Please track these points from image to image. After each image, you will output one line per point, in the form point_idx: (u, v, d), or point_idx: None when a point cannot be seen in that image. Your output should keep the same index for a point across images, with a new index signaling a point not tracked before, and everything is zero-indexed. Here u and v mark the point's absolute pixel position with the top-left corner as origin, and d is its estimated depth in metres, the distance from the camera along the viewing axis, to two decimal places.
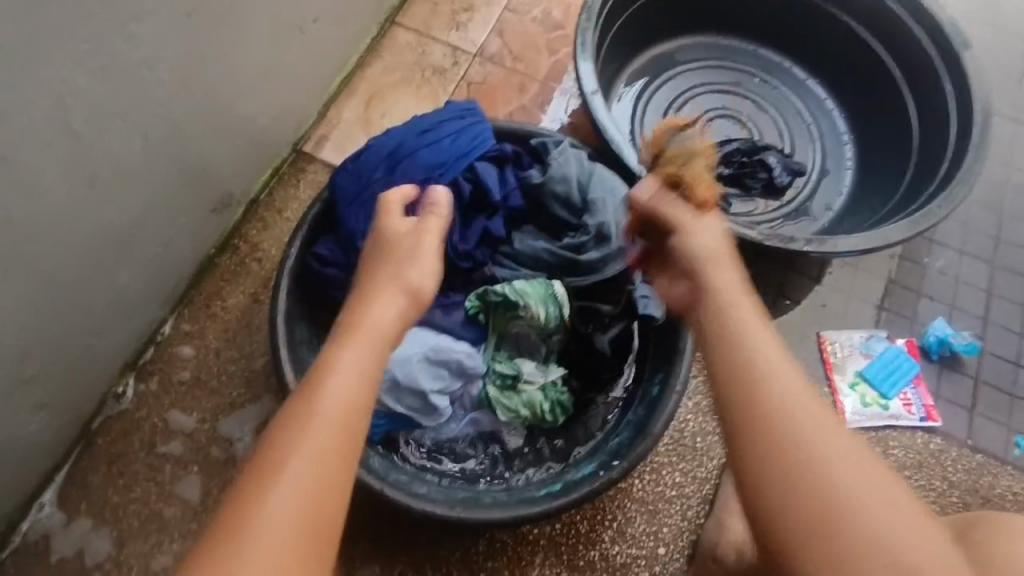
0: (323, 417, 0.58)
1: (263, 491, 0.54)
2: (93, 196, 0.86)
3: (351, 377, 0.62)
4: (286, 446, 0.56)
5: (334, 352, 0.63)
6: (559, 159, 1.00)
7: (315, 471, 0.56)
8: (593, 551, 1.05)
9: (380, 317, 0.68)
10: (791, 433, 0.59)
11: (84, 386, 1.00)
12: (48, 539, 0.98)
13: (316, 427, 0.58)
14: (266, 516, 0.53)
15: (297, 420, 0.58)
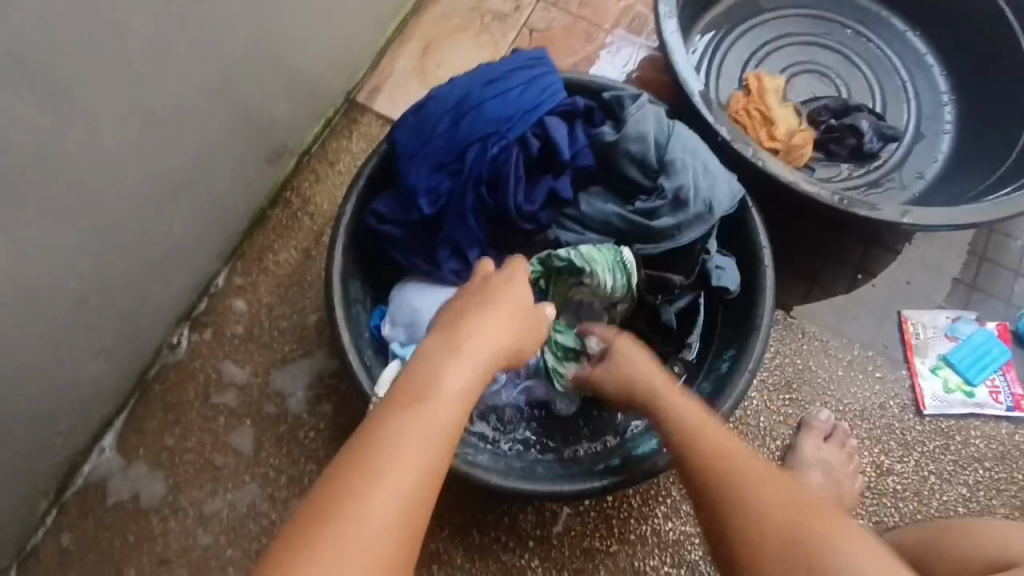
0: (429, 429, 0.56)
1: (367, 485, 0.52)
2: (148, 141, 0.83)
3: (458, 402, 0.59)
4: (388, 451, 0.54)
5: (443, 363, 0.61)
6: (636, 115, 0.92)
7: (417, 480, 0.54)
8: (645, 526, 1.02)
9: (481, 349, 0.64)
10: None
11: (141, 335, 0.99)
12: (108, 482, 1.00)
13: (422, 435, 0.55)
14: (363, 525, 0.51)
15: (402, 430, 0.55)
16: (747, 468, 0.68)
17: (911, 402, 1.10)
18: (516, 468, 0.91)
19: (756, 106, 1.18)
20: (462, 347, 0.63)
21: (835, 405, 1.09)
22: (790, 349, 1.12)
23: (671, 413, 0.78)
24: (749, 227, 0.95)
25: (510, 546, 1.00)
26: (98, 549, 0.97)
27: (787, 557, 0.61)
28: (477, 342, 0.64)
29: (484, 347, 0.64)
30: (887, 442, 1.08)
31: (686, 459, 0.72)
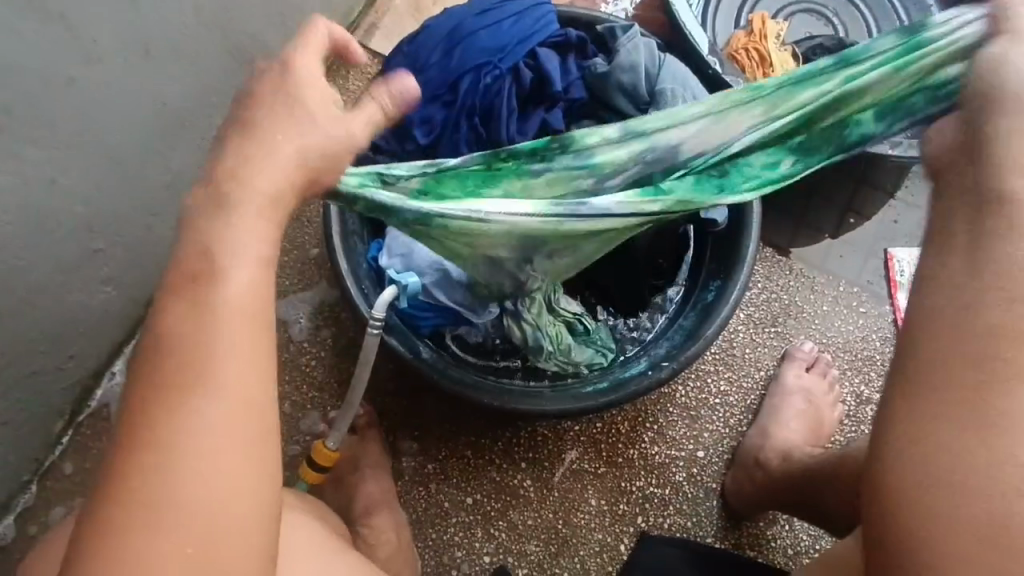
0: (199, 357, 0.48)
1: (158, 435, 0.47)
2: (146, 70, 0.85)
3: (248, 311, 0.49)
4: (189, 395, 0.47)
5: (208, 283, 0.48)
6: (628, 46, 0.93)
7: (221, 401, 0.47)
8: (633, 450, 1.07)
9: (242, 246, 0.49)
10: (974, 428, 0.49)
11: (147, 266, 1.02)
12: (118, 405, 1.05)
13: (196, 365, 0.48)
14: (188, 466, 0.46)
15: (197, 356, 0.48)
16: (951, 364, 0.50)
17: (892, 335, 1.13)
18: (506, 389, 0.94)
19: (756, 47, 1.17)
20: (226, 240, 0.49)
21: (819, 337, 1.13)
22: (778, 285, 1.14)
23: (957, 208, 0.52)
24: None
25: (503, 466, 1.05)
26: None
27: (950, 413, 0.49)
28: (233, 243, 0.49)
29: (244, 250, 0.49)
30: (868, 372, 1.11)
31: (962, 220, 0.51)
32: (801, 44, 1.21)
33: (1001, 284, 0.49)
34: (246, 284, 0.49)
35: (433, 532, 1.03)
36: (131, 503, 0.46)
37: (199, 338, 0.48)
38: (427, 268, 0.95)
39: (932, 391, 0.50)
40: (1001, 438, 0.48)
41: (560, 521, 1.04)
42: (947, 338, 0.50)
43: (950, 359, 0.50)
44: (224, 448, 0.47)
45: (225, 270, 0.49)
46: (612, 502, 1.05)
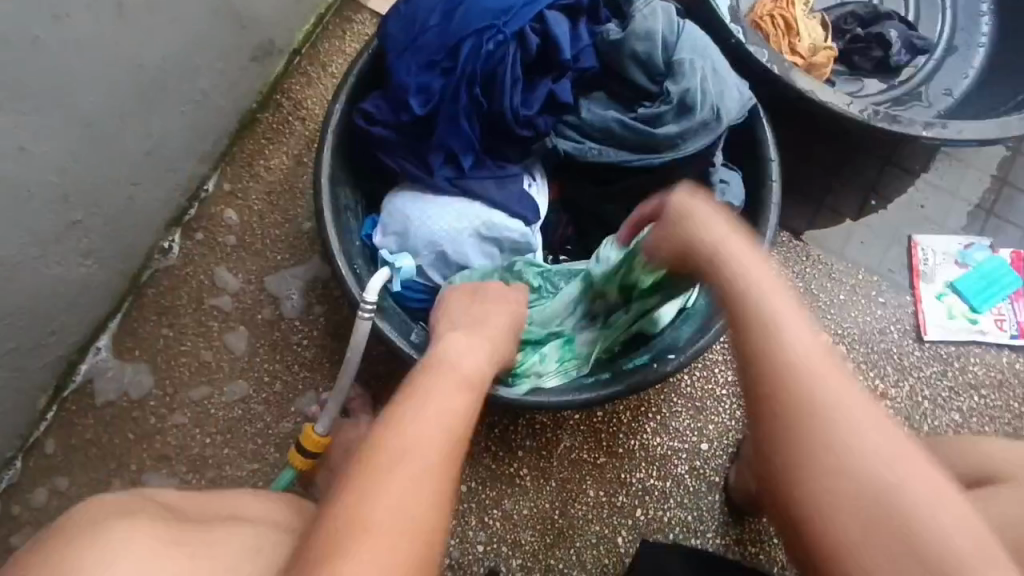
0: (424, 425, 0.61)
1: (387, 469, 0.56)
2: (121, 28, 0.78)
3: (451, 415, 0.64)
4: (398, 462, 0.57)
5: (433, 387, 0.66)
6: (644, 11, 0.86)
7: (422, 466, 0.58)
8: (634, 440, 1.03)
9: (464, 350, 0.75)
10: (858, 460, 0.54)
11: (130, 238, 0.98)
12: (103, 380, 1.02)
13: (423, 426, 0.61)
14: (371, 526, 0.52)
15: (412, 435, 0.60)
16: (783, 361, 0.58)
17: (911, 328, 1.07)
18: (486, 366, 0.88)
19: (782, 14, 1.08)
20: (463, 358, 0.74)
21: (833, 328, 1.07)
22: (793, 272, 1.09)
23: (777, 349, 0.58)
24: (758, 137, 0.91)
25: (499, 454, 1.02)
26: (98, 445, 1.00)
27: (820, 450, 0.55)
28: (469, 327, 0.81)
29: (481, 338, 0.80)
30: (884, 366, 1.06)
31: (766, 391, 0.58)
32: (831, 11, 1.13)
33: (811, 379, 0.57)
34: (484, 357, 0.76)
35: None
36: (325, 544, 0.52)
37: (440, 374, 0.70)
38: (423, 249, 0.91)
39: (755, 389, 0.59)
40: (897, 469, 0.53)
41: (557, 512, 1.01)
42: (786, 354, 0.58)
43: (784, 398, 0.56)
44: (432, 487, 0.57)
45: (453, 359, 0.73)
46: (610, 494, 1.02)
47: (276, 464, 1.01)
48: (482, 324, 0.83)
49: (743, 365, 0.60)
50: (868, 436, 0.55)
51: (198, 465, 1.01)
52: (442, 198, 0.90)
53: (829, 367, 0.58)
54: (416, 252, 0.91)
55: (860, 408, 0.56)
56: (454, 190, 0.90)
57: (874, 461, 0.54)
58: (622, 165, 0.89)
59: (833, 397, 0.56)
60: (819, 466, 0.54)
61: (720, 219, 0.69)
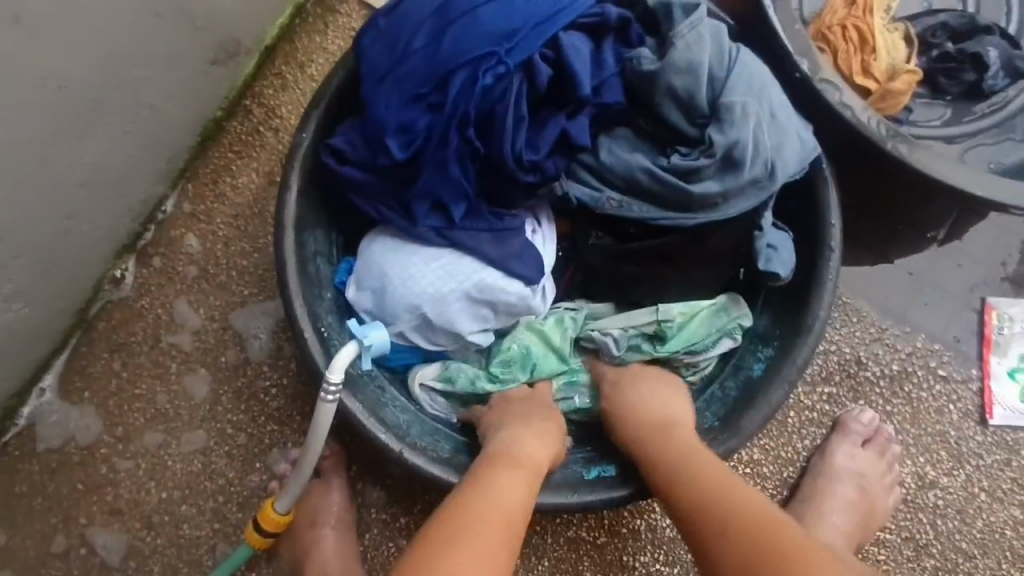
0: (485, 507, 0.60)
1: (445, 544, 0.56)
2: (32, 43, 0.63)
3: (499, 522, 0.59)
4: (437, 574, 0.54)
5: (487, 489, 0.62)
6: (689, 36, 0.67)
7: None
8: (640, 520, 0.91)
9: (519, 446, 0.69)
10: (735, 522, 0.60)
11: (72, 272, 0.85)
12: (49, 425, 0.91)
13: (484, 510, 0.60)
14: None
15: (455, 551, 0.55)
16: (688, 467, 0.67)
17: (975, 408, 0.92)
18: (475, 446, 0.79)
19: (857, 24, 0.88)
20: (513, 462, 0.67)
21: (881, 403, 0.92)
22: (839, 336, 0.93)
23: (675, 457, 0.68)
24: (820, 196, 0.73)
25: None
26: (44, 495, 0.90)
27: (732, 551, 0.58)
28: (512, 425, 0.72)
29: (536, 442, 0.70)
30: (937, 451, 0.91)
31: (659, 475, 0.68)
32: (918, 20, 0.93)
33: (676, 478, 0.67)
34: (545, 449, 0.70)
35: None
36: None
37: (503, 457, 0.68)
38: (401, 311, 0.76)
39: (665, 488, 0.67)
40: (754, 511, 0.60)
41: None
42: (700, 535, 0.62)
43: (688, 509, 0.64)
44: (481, 573, 0.54)
45: (517, 458, 0.68)
46: None
47: (238, 526, 0.91)
48: (536, 421, 0.73)
49: (656, 456, 0.70)
50: (746, 521, 0.59)
51: (154, 522, 0.90)
52: (425, 252, 0.75)
53: (697, 455, 0.68)
54: (393, 316, 0.77)
55: (743, 486, 0.63)
56: (440, 242, 0.75)
57: (755, 521, 0.59)
58: (648, 223, 0.72)
59: (703, 470, 0.66)
60: (734, 559, 0.58)
61: (643, 381, 0.76)
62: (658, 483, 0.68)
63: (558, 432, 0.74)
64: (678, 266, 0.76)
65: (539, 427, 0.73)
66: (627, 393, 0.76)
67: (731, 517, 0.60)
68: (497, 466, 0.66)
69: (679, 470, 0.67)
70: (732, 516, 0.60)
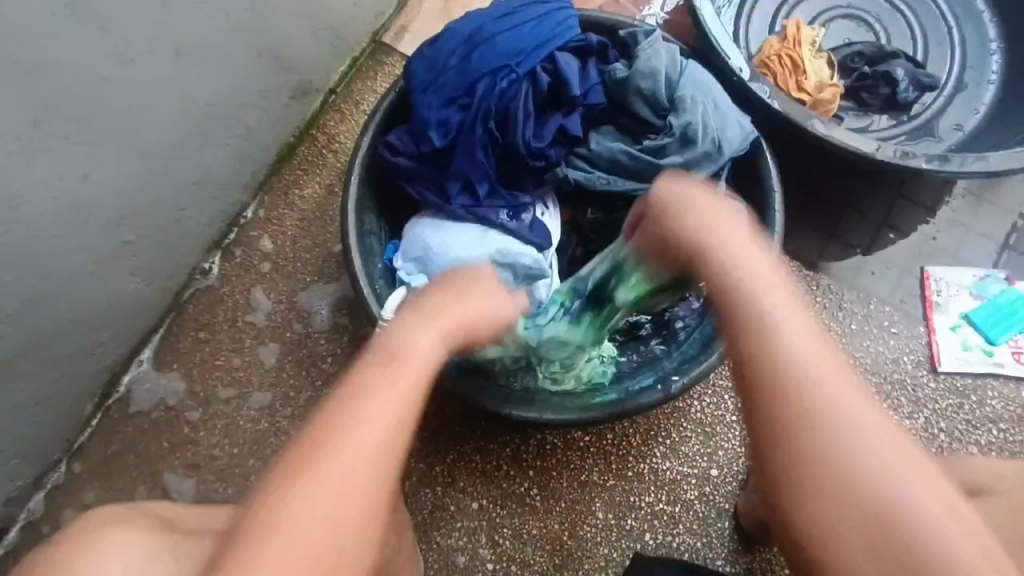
0: (370, 420, 0.68)
1: (308, 474, 0.64)
2: (177, 71, 0.88)
3: (383, 418, 0.68)
4: (327, 450, 0.65)
5: (372, 389, 0.70)
6: (648, 51, 0.91)
7: (342, 464, 0.65)
8: (643, 464, 1.05)
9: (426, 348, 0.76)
10: (852, 423, 0.58)
11: (176, 260, 1.06)
12: (144, 390, 1.09)
13: (342, 440, 0.66)
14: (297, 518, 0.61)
15: (327, 455, 0.65)
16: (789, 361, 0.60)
17: (926, 359, 1.07)
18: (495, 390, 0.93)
19: (789, 54, 1.12)
20: (414, 339, 0.75)
21: (845, 357, 1.08)
22: (803, 301, 1.10)
23: (758, 302, 0.64)
24: (761, 169, 0.93)
25: (511, 472, 1.05)
26: (136, 451, 1.07)
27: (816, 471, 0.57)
28: (430, 327, 0.77)
29: (463, 314, 0.80)
30: (898, 397, 1.06)
31: (752, 374, 0.61)
32: (838, 50, 1.17)
33: (805, 393, 0.59)
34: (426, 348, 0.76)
35: (438, 535, 1.03)
36: (266, 540, 0.60)
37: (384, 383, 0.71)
38: (441, 269, 0.96)
39: (756, 384, 0.61)
40: (883, 456, 0.56)
41: (566, 533, 1.03)
42: (831, 450, 0.57)
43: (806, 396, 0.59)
44: (331, 500, 0.63)
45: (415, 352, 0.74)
46: (620, 517, 1.03)
47: None
48: (419, 340, 0.76)
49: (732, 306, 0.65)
50: (852, 400, 0.59)
51: (226, 474, 1.07)
52: (459, 222, 0.96)
53: (818, 349, 0.61)
54: (433, 274, 0.97)
55: (855, 391, 0.60)
56: (468, 216, 0.96)
57: (831, 397, 0.59)
58: (630, 195, 0.94)
59: (827, 397, 0.59)
60: (811, 456, 0.57)
61: (719, 213, 0.72)
62: (743, 334, 0.63)
63: (447, 336, 0.78)
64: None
65: (455, 312, 0.80)
66: (738, 292, 0.66)
67: (826, 384, 0.59)
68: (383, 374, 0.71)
69: (786, 376, 0.60)
70: (823, 402, 0.58)
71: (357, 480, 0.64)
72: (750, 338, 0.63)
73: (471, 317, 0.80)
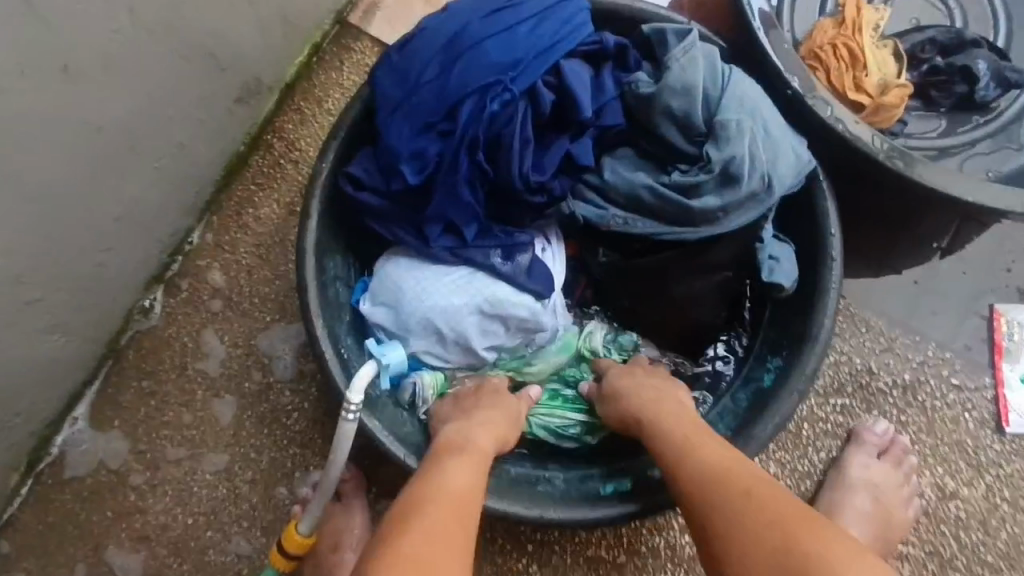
0: (437, 497, 0.59)
1: (409, 526, 0.56)
2: (73, 91, 0.68)
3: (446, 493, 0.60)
4: (418, 505, 0.58)
5: (452, 460, 0.65)
6: (681, 61, 0.71)
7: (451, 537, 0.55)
8: (658, 538, 0.90)
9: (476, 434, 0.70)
10: (743, 542, 0.57)
11: (105, 306, 0.89)
12: (80, 452, 0.94)
13: (436, 493, 0.59)
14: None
15: (420, 520, 0.56)
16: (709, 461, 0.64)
17: (991, 417, 0.92)
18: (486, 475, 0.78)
19: (847, 44, 0.91)
20: (460, 446, 0.67)
21: (895, 414, 0.92)
22: (850, 346, 0.94)
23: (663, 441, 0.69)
24: (817, 207, 0.75)
25: (506, 548, 0.90)
26: (75, 523, 0.93)
27: None
28: (484, 417, 0.73)
29: (493, 423, 0.73)
30: (956, 462, 0.91)
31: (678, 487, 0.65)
32: (906, 37, 0.96)
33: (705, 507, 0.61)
34: (491, 435, 0.71)
35: None
36: None
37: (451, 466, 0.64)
38: (419, 329, 0.79)
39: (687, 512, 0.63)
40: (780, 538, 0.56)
41: None
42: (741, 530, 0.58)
43: (715, 491, 0.61)
44: (435, 552, 0.53)
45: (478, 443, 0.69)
46: None
47: (261, 549, 0.93)
48: (471, 436, 0.69)
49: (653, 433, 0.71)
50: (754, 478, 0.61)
51: (180, 548, 0.93)
52: (440, 270, 0.78)
53: (706, 440, 0.67)
54: (410, 334, 0.80)
55: (746, 477, 0.61)
56: (454, 259, 0.78)
57: (737, 484, 0.61)
58: (654, 239, 0.75)
59: (731, 553, 0.57)
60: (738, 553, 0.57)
61: (639, 385, 0.77)
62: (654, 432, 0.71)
63: (498, 436, 0.72)
64: (674, 278, 0.77)
65: (474, 430, 0.71)
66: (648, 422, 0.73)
67: (728, 493, 0.60)
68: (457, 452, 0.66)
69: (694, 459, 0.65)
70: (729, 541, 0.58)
71: (433, 525, 0.56)
72: (675, 462, 0.66)
73: (507, 411, 0.75)
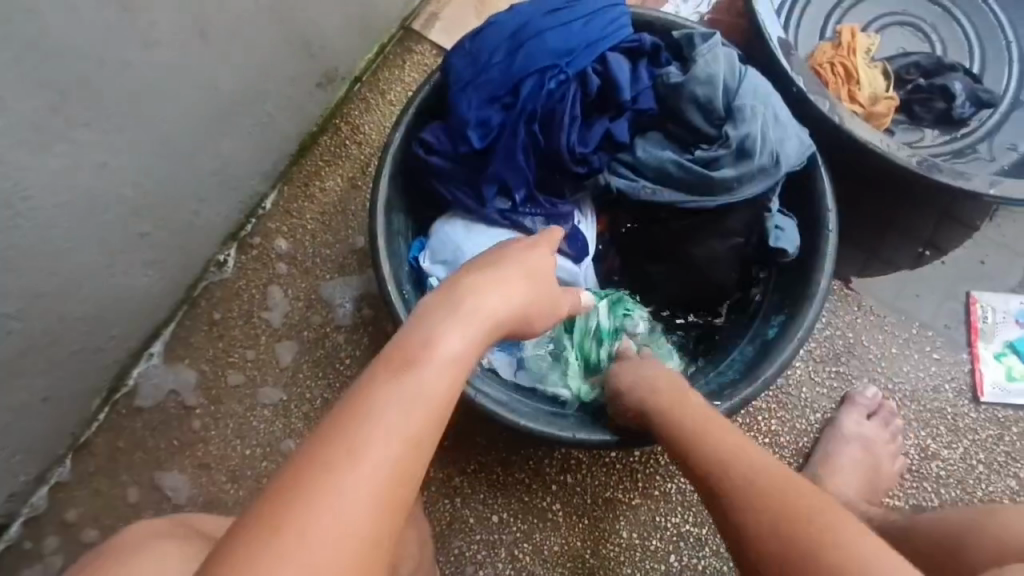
0: (431, 356, 0.52)
1: (313, 494, 0.43)
2: (204, 53, 0.83)
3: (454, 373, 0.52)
4: (367, 435, 0.46)
5: (447, 324, 0.54)
6: (706, 56, 0.86)
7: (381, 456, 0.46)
8: (671, 483, 1.01)
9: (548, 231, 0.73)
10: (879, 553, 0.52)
11: (190, 252, 1.00)
12: (153, 385, 1.04)
13: (391, 405, 0.48)
14: (320, 520, 0.43)
15: (389, 403, 0.48)
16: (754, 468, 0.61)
17: (968, 387, 1.04)
18: (527, 406, 0.88)
19: (843, 62, 1.07)
20: (458, 302, 0.57)
21: (883, 382, 1.04)
22: (844, 322, 1.06)
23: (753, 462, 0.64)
24: (816, 185, 0.89)
25: (532, 487, 1.01)
26: (144, 449, 1.02)
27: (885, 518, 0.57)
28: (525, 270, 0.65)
29: (540, 266, 0.67)
30: (936, 425, 1.03)
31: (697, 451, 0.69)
32: (894, 61, 1.12)
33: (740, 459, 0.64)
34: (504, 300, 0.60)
35: (456, 546, 0.99)
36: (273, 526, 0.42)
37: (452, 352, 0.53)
38: None
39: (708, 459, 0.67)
40: None
41: (588, 551, 0.99)
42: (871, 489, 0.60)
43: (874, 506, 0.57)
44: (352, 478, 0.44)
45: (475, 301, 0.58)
46: (643, 537, 1.00)
47: None
48: (473, 300, 0.58)
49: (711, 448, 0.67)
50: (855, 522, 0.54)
51: (237, 475, 1.02)
52: (490, 227, 0.91)
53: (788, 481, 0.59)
54: None
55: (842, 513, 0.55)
56: (503, 221, 0.91)
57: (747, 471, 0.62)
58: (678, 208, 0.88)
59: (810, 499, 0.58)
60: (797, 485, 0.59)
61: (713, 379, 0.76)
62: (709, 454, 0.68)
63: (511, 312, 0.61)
64: (694, 239, 0.89)
65: (530, 258, 0.67)
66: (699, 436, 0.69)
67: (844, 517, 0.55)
68: (457, 306, 0.56)
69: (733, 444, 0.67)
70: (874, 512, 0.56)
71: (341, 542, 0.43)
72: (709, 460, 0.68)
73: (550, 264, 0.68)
